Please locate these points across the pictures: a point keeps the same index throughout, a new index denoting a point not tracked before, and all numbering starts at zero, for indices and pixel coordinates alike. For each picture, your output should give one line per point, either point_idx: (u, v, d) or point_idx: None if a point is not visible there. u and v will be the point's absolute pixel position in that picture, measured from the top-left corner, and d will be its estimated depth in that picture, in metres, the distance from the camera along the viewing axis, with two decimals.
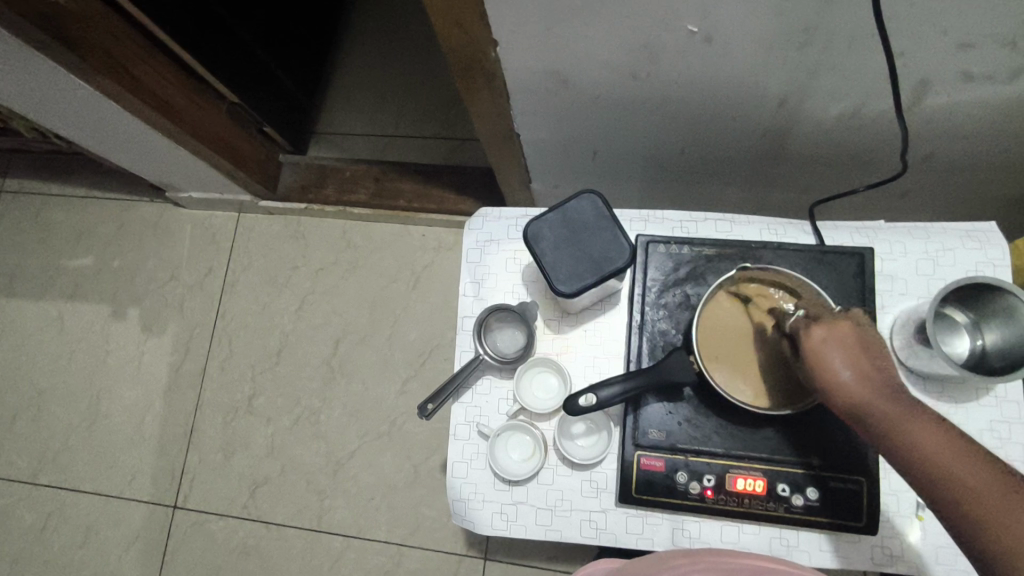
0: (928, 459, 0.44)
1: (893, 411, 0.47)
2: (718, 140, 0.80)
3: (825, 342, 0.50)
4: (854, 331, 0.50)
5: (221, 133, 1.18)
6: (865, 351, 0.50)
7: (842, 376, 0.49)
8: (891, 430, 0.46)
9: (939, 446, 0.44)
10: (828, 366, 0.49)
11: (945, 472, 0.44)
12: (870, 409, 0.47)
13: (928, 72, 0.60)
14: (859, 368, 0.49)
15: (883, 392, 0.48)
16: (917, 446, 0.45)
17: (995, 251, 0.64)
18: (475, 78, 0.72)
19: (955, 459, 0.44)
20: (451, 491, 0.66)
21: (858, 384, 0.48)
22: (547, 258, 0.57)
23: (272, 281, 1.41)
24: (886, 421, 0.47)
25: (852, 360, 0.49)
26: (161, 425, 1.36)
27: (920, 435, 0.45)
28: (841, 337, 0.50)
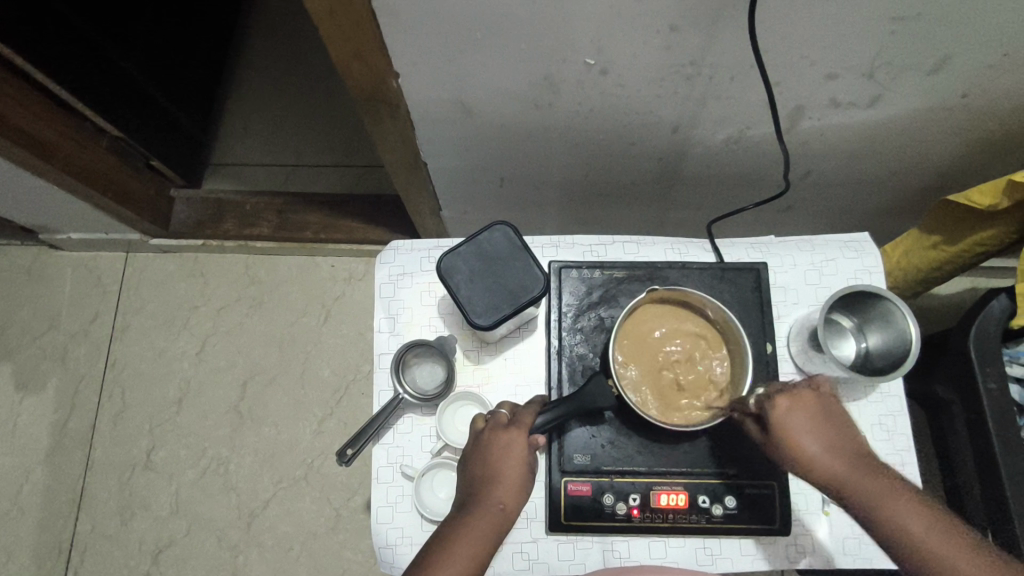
0: (909, 530, 0.51)
1: (871, 485, 0.53)
2: (619, 164, 0.83)
3: (795, 416, 0.56)
4: (812, 404, 0.57)
5: (100, 168, 1.10)
6: (827, 426, 0.56)
7: (814, 453, 0.54)
8: (874, 502, 0.52)
9: (918, 517, 0.51)
10: (798, 440, 0.55)
11: (923, 541, 0.50)
12: (847, 485, 0.53)
13: (801, 100, 0.66)
14: (825, 441, 0.55)
15: (857, 465, 0.54)
16: (897, 518, 0.51)
17: (870, 259, 0.70)
18: (379, 109, 0.71)
19: (926, 527, 0.50)
20: (376, 538, 0.63)
21: (827, 457, 0.54)
22: (462, 292, 0.57)
23: (168, 324, 1.30)
24: (868, 495, 0.52)
25: (818, 433, 0.55)
26: (42, 493, 1.21)
27: (898, 507, 0.51)
28: (806, 410, 0.56)
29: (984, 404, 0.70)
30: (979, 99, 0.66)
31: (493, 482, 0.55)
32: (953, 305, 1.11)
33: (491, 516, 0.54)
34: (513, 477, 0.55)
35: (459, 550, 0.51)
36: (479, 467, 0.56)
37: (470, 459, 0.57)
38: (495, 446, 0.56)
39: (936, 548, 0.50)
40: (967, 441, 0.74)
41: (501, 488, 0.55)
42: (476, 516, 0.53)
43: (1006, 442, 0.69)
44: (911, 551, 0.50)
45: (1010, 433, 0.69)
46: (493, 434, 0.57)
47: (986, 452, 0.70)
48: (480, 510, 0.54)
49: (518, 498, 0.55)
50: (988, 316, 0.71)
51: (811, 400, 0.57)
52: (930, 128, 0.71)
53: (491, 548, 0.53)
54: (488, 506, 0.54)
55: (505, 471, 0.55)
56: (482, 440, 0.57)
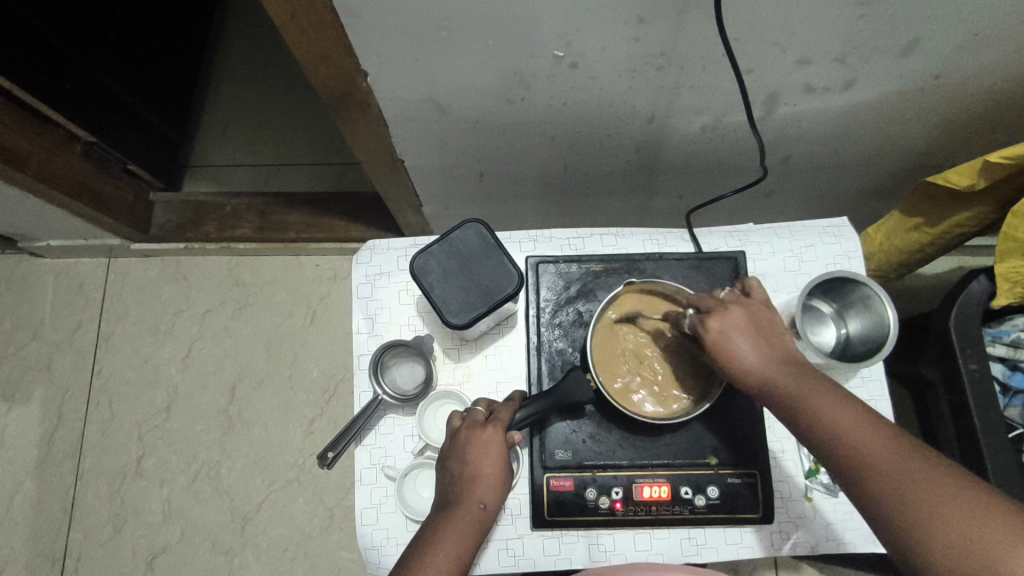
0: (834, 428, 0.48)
1: (794, 384, 0.51)
2: (597, 155, 0.83)
3: (722, 330, 0.54)
4: (743, 314, 0.55)
5: (76, 177, 1.08)
6: (762, 333, 0.54)
7: (742, 359, 0.53)
8: (798, 398, 0.50)
9: (854, 420, 0.48)
10: (728, 347, 0.53)
11: (856, 442, 0.47)
12: (777, 385, 0.51)
13: (776, 86, 0.65)
14: (757, 348, 0.53)
15: (785, 367, 0.52)
16: (820, 412, 0.49)
17: (849, 244, 0.69)
18: (350, 109, 0.70)
19: (860, 427, 0.48)
20: (361, 539, 0.63)
21: (760, 363, 0.52)
22: (436, 292, 0.56)
23: (153, 330, 1.30)
24: (792, 391, 0.51)
25: (751, 341, 0.53)
26: (33, 504, 1.21)
27: (822, 401, 0.49)
28: (735, 321, 0.54)
29: (966, 385, 0.70)
30: (953, 79, 0.65)
31: (473, 480, 0.55)
32: (938, 285, 1.11)
33: (473, 512, 0.54)
34: (493, 474, 0.55)
35: (442, 550, 0.51)
36: (458, 464, 0.55)
37: (448, 456, 0.56)
38: (474, 442, 0.56)
39: (867, 450, 0.47)
40: (951, 422, 0.75)
41: (481, 486, 0.55)
42: (457, 516, 0.53)
43: (988, 423, 0.69)
44: (839, 452, 0.48)
45: (991, 413, 0.69)
46: (472, 431, 0.56)
47: (969, 433, 0.70)
48: (462, 507, 0.54)
49: (498, 494, 0.55)
50: (969, 298, 0.71)
51: (752, 311, 0.55)
52: (906, 110, 0.71)
53: (473, 546, 0.53)
54: (470, 502, 0.54)
55: (485, 468, 0.55)
56: (460, 436, 0.57)
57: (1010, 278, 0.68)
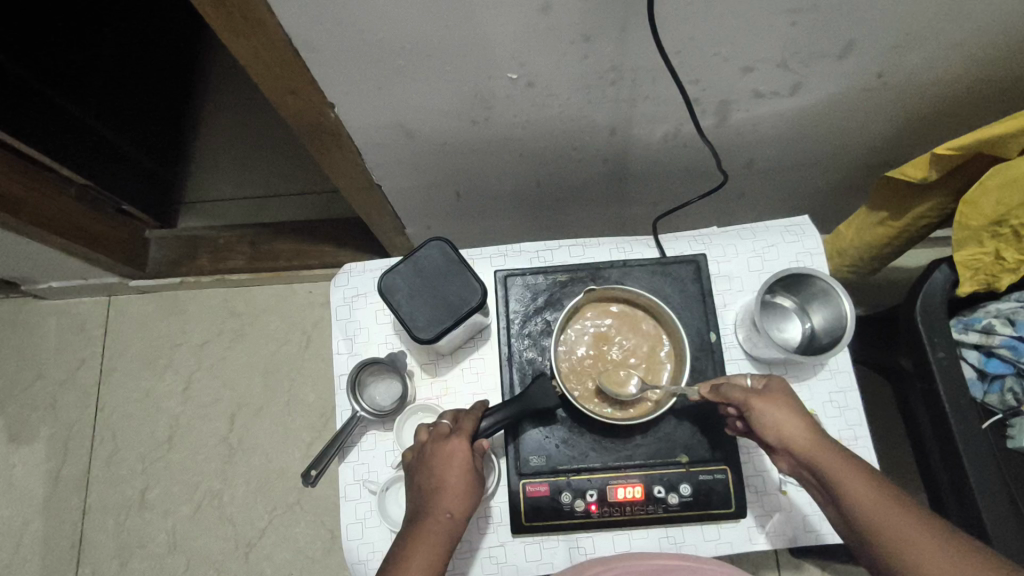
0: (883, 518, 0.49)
1: (841, 467, 0.52)
2: (566, 168, 0.85)
3: (776, 407, 0.54)
4: (790, 391, 0.56)
5: (72, 220, 1.13)
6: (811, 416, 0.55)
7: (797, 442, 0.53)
8: (845, 485, 0.51)
9: (903, 516, 0.49)
10: (783, 429, 0.54)
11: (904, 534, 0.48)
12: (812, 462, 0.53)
13: (726, 93, 0.68)
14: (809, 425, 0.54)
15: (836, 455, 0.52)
16: (868, 501, 0.50)
17: (810, 241, 0.71)
18: (322, 139, 0.74)
19: (907, 519, 0.48)
20: (348, 554, 0.65)
21: (810, 444, 0.53)
22: (403, 309, 0.58)
23: (153, 363, 1.33)
24: (838, 476, 0.51)
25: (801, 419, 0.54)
26: (42, 540, 1.23)
27: (867, 492, 0.50)
28: (785, 401, 0.55)
29: (935, 374, 0.71)
30: (897, 76, 0.67)
31: (438, 490, 0.56)
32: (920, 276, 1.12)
33: (441, 523, 0.55)
34: (459, 484, 0.57)
35: (410, 562, 0.53)
36: (425, 476, 0.57)
37: (417, 469, 0.59)
38: (438, 454, 0.58)
39: (906, 537, 0.48)
40: (926, 410, 0.75)
41: (447, 496, 0.56)
42: (426, 527, 0.55)
43: (959, 409, 0.70)
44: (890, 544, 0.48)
45: (962, 400, 0.70)
46: (437, 442, 0.58)
47: (941, 419, 0.71)
48: (430, 518, 0.55)
49: (466, 502, 0.57)
50: (933, 287, 0.71)
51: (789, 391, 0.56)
52: (857, 109, 0.73)
53: (444, 557, 0.54)
54: (437, 514, 0.56)
55: (450, 478, 0.57)
56: (427, 450, 0.59)
57: (971, 266, 0.70)
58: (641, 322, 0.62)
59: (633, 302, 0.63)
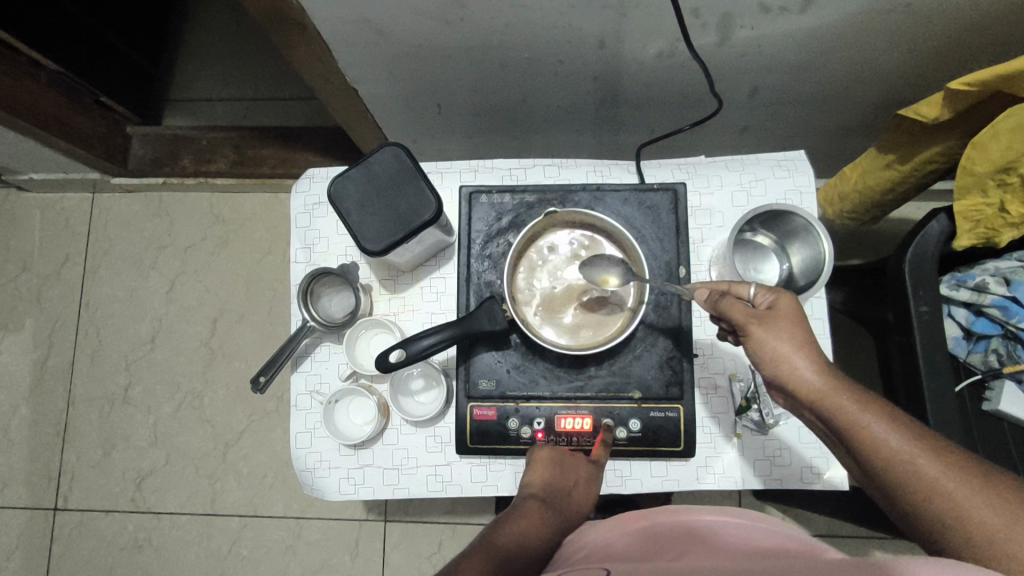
0: (892, 450, 0.47)
1: (849, 398, 0.48)
2: (553, 83, 0.79)
3: (778, 332, 0.50)
4: (800, 312, 0.51)
5: (47, 107, 1.09)
6: (814, 340, 0.50)
7: (800, 370, 0.49)
8: (852, 417, 0.48)
9: (911, 446, 0.47)
10: (786, 357, 0.50)
11: (912, 466, 0.46)
12: (817, 397, 0.49)
13: (727, 6, 0.61)
14: (811, 355, 0.50)
15: (840, 385, 0.49)
16: (875, 434, 0.47)
17: (802, 178, 0.67)
18: (285, 30, 0.68)
19: (915, 449, 0.46)
20: (296, 462, 0.65)
21: (815, 376, 0.49)
22: (353, 218, 0.55)
23: (137, 263, 1.32)
24: (844, 408, 0.48)
25: (803, 348, 0.50)
26: (29, 426, 1.27)
27: (876, 424, 0.47)
28: (792, 326, 0.50)
29: (914, 327, 0.67)
30: None
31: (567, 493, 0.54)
32: None
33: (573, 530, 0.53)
34: (586, 502, 0.55)
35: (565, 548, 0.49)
36: (546, 477, 0.55)
37: (553, 468, 0.56)
38: (566, 467, 0.56)
39: (914, 469, 0.46)
40: (901, 365, 0.73)
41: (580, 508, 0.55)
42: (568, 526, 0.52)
43: (935, 366, 0.67)
44: (894, 473, 0.47)
45: (937, 356, 0.67)
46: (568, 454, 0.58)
47: (915, 375, 0.69)
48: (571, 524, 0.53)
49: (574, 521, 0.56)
50: (926, 238, 0.67)
51: (791, 308, 0.51)
52: (874, 32, 0.66)
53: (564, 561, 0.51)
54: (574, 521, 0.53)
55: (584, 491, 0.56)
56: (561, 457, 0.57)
57: (969, 217, 0.65)
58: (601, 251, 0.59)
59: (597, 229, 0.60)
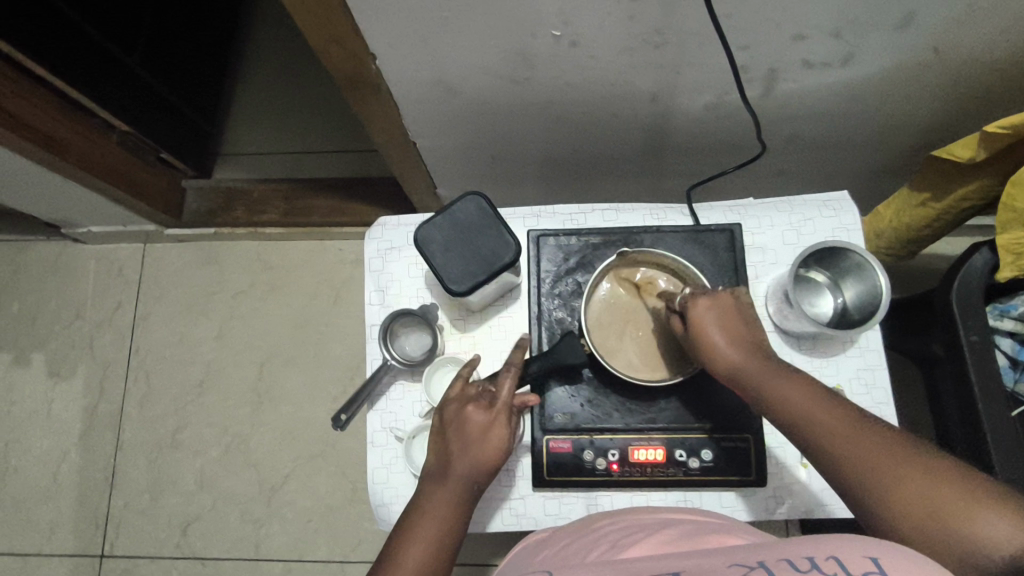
0: (800, 411, 0.52)
1: (764, 369, 0.55)
2: (602, 135, 0.85)
3: (703, 315, 0.57)
4: (722, 306, 0.58)
5: (115, 165, 1.16)
6: (736, 326, 0.57)
7: (718, 347, 0.56)
8: (766, 385, 0.54)
9: (818, 406, 0.51)
10: (708, 339, 0.56)
11: (816, 421, 0.51)
12: (747, 375, 0.55)
13: (774, 63, 0.67)
14: (733, 336, 0.56)
15: (758, 360, 0.55)
16: (787, 398, 0.52)
17: (848, 217, 0.70)
18: (361, 92, 0.74)
19: (821, 409, 0.51)
20: (373, 497, 0.67)
21: (733, 352, 0.56)
22: (438, 261, 0.59)
23: (187, 310, 1.37)
24: (760, 378, 0.54)
25: (727, 330, 0.57)
26: (78, 471, 1.29)
27: (790, 389, 0.53)
28: (723, 310, 0.57)
29: (966, 358, 0.70)
30: (954, 50, 0.66)
31: (449, 466, 0.58)
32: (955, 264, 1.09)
33: (462, 489, 0.58)
34: (477, 457, 0.58)
35: (429, 518, 0.56)
36: (437, 453, 0.60)
37: (448, 430, 0.60)
38: (460, 424, 0.59)
39: (819, 425, 0.51)
40: (953, 396, 0.75)
41: (474, 463, 0.58)
42: (444, 488, 0.57)
43: (989, 396, 0.69)
44: (804, 432, 0.51)
45: (991, 387, 0.69)
46: (460, 412, 0.60)
47: (968, 405, 0.71)
48: (452, 482, 0.58)
49: (489, 472, 0.59)
50: (971, 272, 0.71)
51: (724, 302, 0.58)
52: (909, 82, 0.71)
53: (458, 518, 0.57)
54: (461, 481, 0.58)
55: (476, 445, 0.58)
56: (456, 414, 0.60)
57: (1013, 250, 0.67)
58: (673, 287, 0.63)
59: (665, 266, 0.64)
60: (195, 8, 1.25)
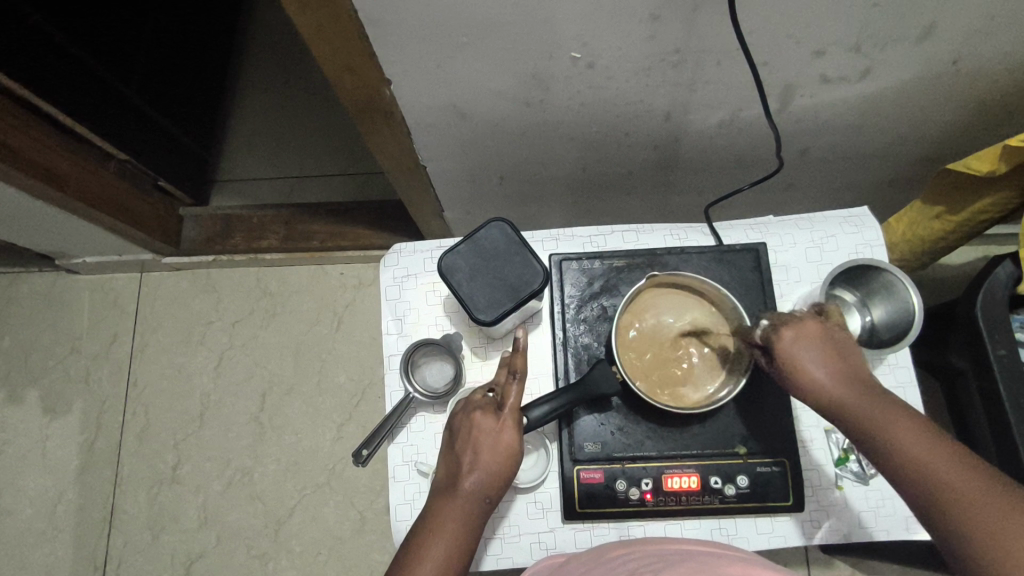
0: (908, 452, 0.50)
1: (871, 404, 0.53)
2: (614, 154, 0.84)
3: (796, 344, 0.56)
4: (819, 333, 0.56)
5: (112, 195, 1.14)
6: (837, 354, 0.56)
7: (819, 378, 0.54)
8: (872, 420, 0.52)
9: (929, 449, 0.49)
10: (804, 367, 0.55)
11: (926, 465, 0.49)
12: (846, 406, 0.53)
13: (791, 79, 0.66)
14: (835, 369, 0.55)
15: (860, 392, 0.53)
16: (894, 436, 0.51)
17: (870, 233, 0.70)
18: (373, 118, 0.73)
19: (933, 452, 0.49)
20: (396, 535, 0.64)
21: (834, 384, 0.54)
22: (463, 289, 0.58)
23: (186, 340, 1.33)
24: (865, 413, 0.52)
25: (828, 361, 0.55)
26: (75, 511, 1.25)
27: (898, 428, 0.51)
28: (812, 338, 0.56)
29: (996, 371, 0.69)
30: (970, 63, 0.66)
31: (459, 478, 0.56)
32: (964, 273, 1.09)
33: (471, 505, 0.55)
34: (486, 471, 0.56)
35: (438, 534, 0.54)
36: (448, 467, 0.57)
37: (457, 443, 0.57)
38: (469, 437, 0.57)
39: (931, 469, 0.49)
40: (982, 409, 0.74)
41: (482, 478, 0.56)
42: (453, 505, 0.55)
43: (1019, 409, 0.68)
44: (909, 475, 0.50)
45: (1022, 399, 0.68)
46: (468, 423, 0.58)
47: (1000, 418, 0.70)
48: (461, 497, 0.55)
49: (499, 487, 0.56)
50: (994, 284, 0.70)
51: (813, 329, 0.56)
52: (923, 96, 0.71)
53: (468, 536, 0.55)
54: (469, 495, 0.55)
55: (484, 459, 0.56)
56: (465, 427, 0.57)
57: None
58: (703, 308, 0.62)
59: (696, 288, 0.62)
60: (192, 33, 1.23)
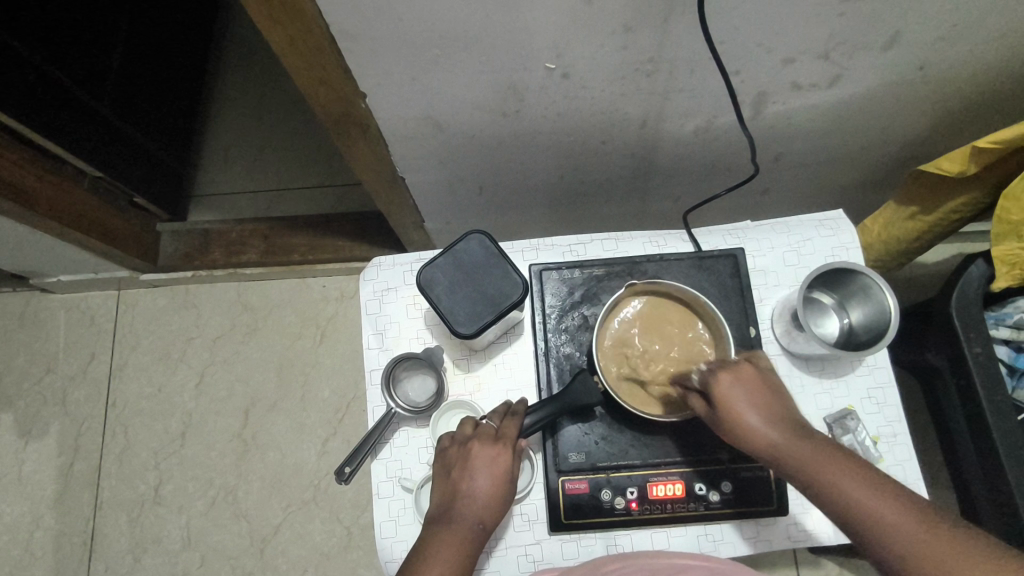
0: (850, 501, 0.48)
1: (810, 453, 0.51)
2: (592, 162, 0.84)
3: (732, 388, 0.54)
4: (755, 377, 0.55)
5: (86, 213, 1.12)
6: (766, 398, 0.55)
7: (752, 424, 0.53)
8: (813, 472, 0.50)
9: (871, 494, 0.48)
10: (740, 414, 0.53)
11: (870, 513, 0.47)
12: (785, 456, 0.51)
13: (764, 86, 0.67)
14: (766, 412, 0.54)
15: (792, 437, 0.52)
16: (837, 486, 0.49)
17: (846, 235, 0.71)
18: (349, 132, 0.72)
19: (875, 498, 0.48)
20: (381, 553, 0.63)
21: (771, 430, 0.52)
22: (443, 303, 0.57)
23: (165, 357, 1.31)
24: (806, 465, 0.50)
25: (758, 404, 0.54)
26: (54, 536, 1.22)
27: (842, 476, 0.49)
28: (745, 380, 0.55)
29: (971, 369, 0.70)
30: (937, 67, 0.67)
31: (460, 502, 0.56)
32: (939, 272, 1.11)
33: (472, 529, 0.55)
34: (485, 494, 0.57)
35: (439, 559, 0.53)
36: (445, 491, 0.57)
37: (455, 466, 0.58)
38: (468, 461, 0.58)
39: (879, 519, 0.47)
40: (959, 406, 0.75)
41: (482, 502, 0.56)
42: (454, 529, 0.55)
43: (996, 406, 0.69)
44: (855, 525, 0.48)
45: (999, 396, 0.69)
46: (466, 448, 0.58)
47: (977, 415, 0.71)
48: (462, 521, 0.55)
49: (496, 512, 0.57)
50: (970, 280, 0.71)
51: (748, 371, 0.56)
52: (893, 100, 0.72)
53: (469, 561, 0.54)
54: (469, 519, 0.56)
55: (485, 481, 0.57)
56: (464, 450, 0.58)
57: (1008, 260, 0.68)
58: (685, 315, 0.61)
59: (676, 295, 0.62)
60: (166, 47, 1.22)
